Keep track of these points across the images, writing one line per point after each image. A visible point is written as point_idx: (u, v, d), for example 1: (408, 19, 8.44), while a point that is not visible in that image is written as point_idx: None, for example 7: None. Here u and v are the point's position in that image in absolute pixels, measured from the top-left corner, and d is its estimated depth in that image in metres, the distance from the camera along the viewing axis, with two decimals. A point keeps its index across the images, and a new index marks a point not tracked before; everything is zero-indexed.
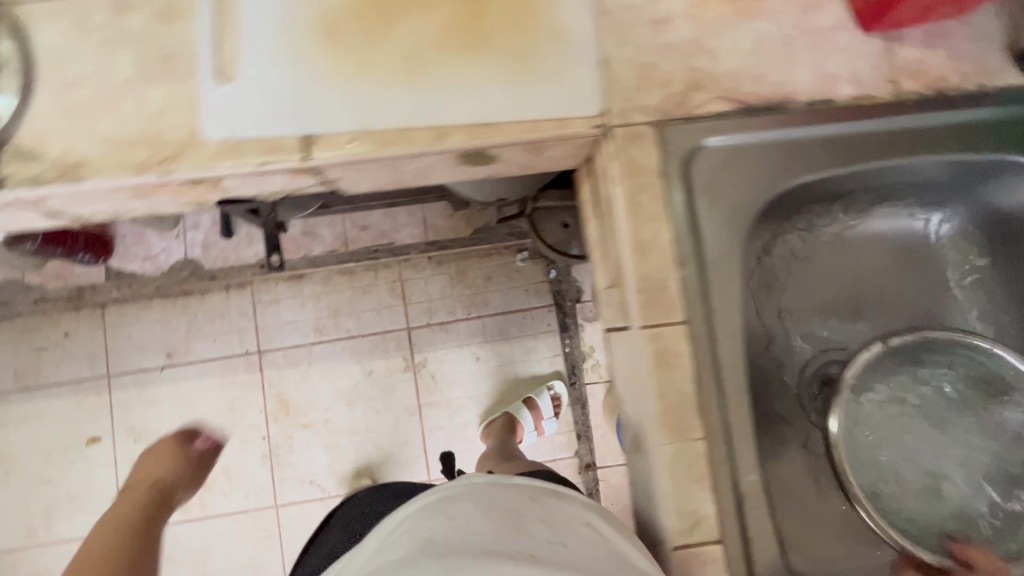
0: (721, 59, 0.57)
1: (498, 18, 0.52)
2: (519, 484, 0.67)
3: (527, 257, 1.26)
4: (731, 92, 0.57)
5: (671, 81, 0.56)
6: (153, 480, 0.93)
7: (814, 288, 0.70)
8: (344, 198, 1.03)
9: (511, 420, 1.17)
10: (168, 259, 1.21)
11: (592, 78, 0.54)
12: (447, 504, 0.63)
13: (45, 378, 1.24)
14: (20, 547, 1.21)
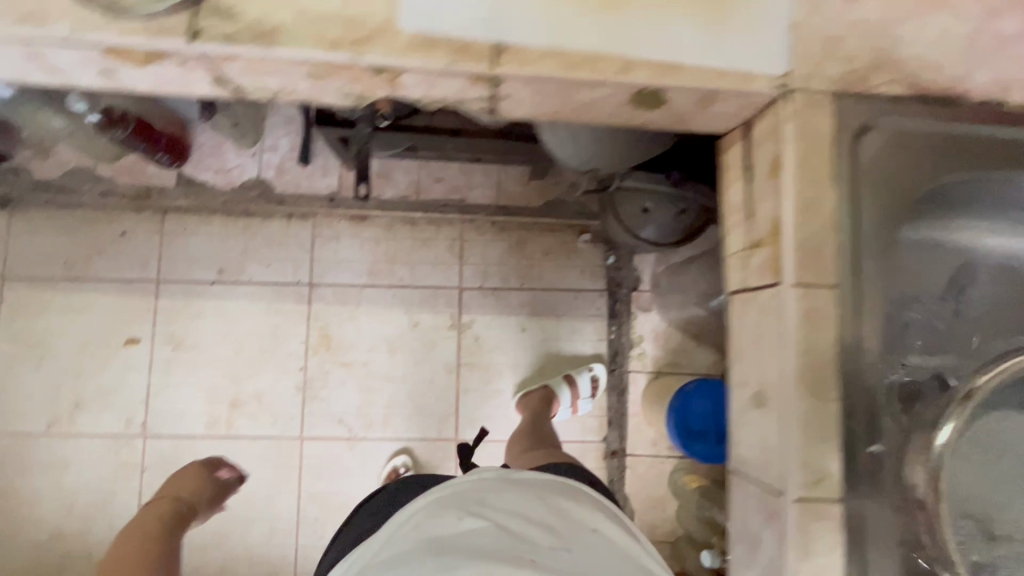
0: (908, 45, 0.58)
1: None
2: (528, 484, 0.66)
3: (589, 239, 1.26)
4: (898, 84, 0.58)
5: (857, 57, 0.57)
6: (174, 501, 0.89)
7: (924, 296, 0.61)
8: (434, 143, 1.03)
9: (548, 398, 1.16)
10: (240, 175, 1.21)
11: (773, 41, 0.56)
12: (453, 498, 0.63)
13: (96, 272, 1.24)
14: (42, 434, 1.20)
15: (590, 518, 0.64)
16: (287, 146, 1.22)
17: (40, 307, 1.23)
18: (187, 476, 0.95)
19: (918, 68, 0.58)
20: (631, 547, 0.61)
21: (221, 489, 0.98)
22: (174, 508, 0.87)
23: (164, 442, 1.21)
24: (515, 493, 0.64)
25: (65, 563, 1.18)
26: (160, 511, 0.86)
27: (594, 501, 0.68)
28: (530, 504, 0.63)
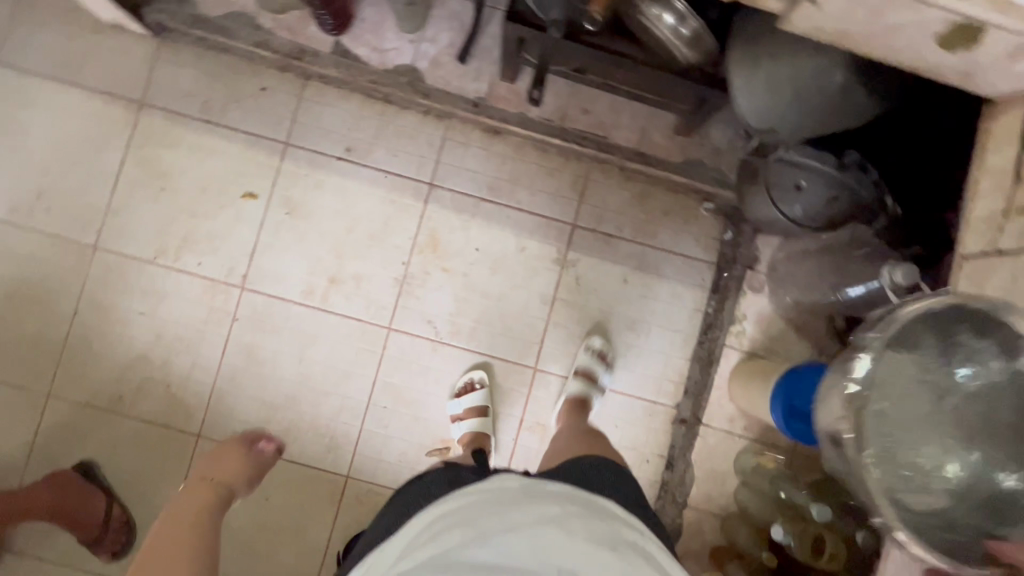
0: None
1: None
2: (547, 497, 0.69)
3: (712, 209, 1.24)
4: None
5: None
6: (214, 482, 0.89)
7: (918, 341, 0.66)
8: (606, 70, 1.02)
9: (577, 396, 1.18)
10: (395, 59, 1.22)
11: None
12: (467, 511, 0.67)
13: (229, 120, 1.25)
14: (146, 261, 1.24)
15: (606, 537, 0.65)
16: (446, 41, 1.22)
17: (170, 140, 1.25)
18: (223, 451, 0.98)
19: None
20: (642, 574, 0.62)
21: (259, 462, 1.00)
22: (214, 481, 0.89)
23: (257, 299, 1.24)
24: (529, 507, 0.66)
25: (144, 385, 1.23)
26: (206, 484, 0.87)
27: (615, 521, 0.69)
28: (546, 514, 0.65)
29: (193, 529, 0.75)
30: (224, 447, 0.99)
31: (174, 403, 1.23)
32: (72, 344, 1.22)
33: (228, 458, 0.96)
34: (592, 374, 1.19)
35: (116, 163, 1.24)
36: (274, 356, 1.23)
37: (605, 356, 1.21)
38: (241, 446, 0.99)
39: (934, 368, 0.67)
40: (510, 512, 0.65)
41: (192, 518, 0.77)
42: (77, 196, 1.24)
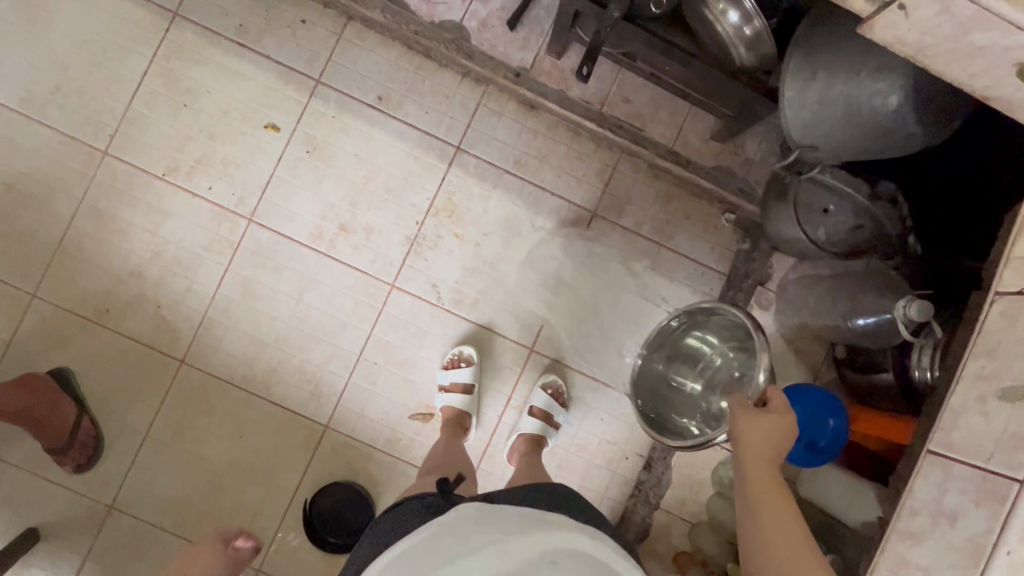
0: None
1: None
2: (493, 522, 0.69)
3: (732, 220, 1.23)
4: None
5: None
6: None
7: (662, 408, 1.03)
8: (657, 60, 1.00)
9: (534, 438, 1.17)
10: (444, 14, 1.19)
11: None
12: (409, 556, 0.67)
13: (263, 46, 1.21)
14: (156, 176, 1.20)
15: (548, 552, 0.64)
16: (498, 5, 1.19)
17: (198, 57, 1.21)
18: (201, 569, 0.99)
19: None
20: None
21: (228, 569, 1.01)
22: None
23: (264, 233, 1.21)
24: (470, 535, 0.67)
25: (131, 303, 1.19)
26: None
27: (564, 532, 0.68)
28: (485, 538, 0.65)
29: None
30: (202, 548, 1.02)
31: (162, 324, 1.20)
32: (67, 247, 1.19)
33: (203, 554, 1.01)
34: (549, 415, 1.18)
35: (140, 70, 1.20)
36: (271, 294, 1.21)
37: (561, 393, 1.20)
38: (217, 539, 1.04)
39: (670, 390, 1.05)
40: (450, 543, 0.66)
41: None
42: (94, 97, 1.20)
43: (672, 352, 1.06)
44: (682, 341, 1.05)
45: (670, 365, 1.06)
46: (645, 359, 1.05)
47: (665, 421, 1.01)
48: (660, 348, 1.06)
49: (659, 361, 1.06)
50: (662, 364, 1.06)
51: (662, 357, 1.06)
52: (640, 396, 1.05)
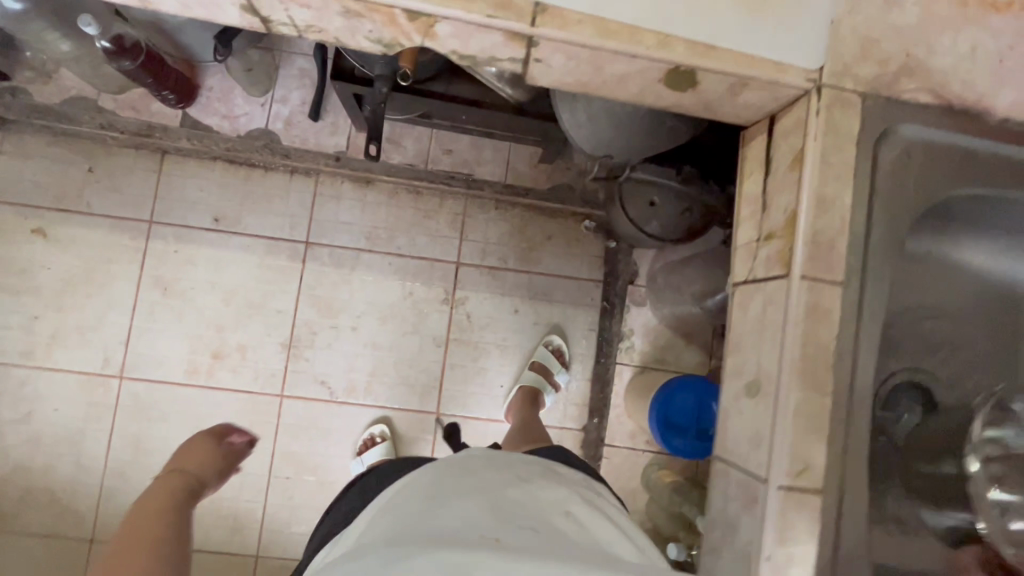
0: (965, 50, 0.50)
1: None
2: (506, 464, 0.67)
3: (591, 227, 1.25)
4: (931, 93, 0.50)
5: (904, 61, 0.49)
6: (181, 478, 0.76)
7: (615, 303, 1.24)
8: (447, 112, 1.01)
9: (530, 389, 1.17)
10: (247, 124, 1.19)
11: (830, 32, 0.49)
12: (427, 489, 0.61)
13: (86, 206, 1.20)
14: (14, 364, 1.17)
15: (562, 500, 0.63)
16: (298, 99, 1.20)
17: (24, 235, 1.19)
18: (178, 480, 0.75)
19: (954, 73, 0.50)
20: (599, 533, 0.60)
21: (229, 456, 0.85)
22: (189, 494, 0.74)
23: (140, 385, 1.19)
24: (493, 473, 0.64)
25: (26, 496, 1.16)
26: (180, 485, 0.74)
27: (571, 487, 0.67)
28: (504, 480, 0.63)
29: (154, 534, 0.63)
30: (190, 451, 0.83)
31: (63, 510, 1.16)
32: None
33: (192, 451, 0.82)
34: (547, 370, 1.19)
35: None
36: (164, 443, 1.18)
37: (562, 353, 1.21)
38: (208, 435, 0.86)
39: (622, 304, 1.24)
40: (473, 476, 0.63)
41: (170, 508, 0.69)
42: None
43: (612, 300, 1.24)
44: (613, 288, 1.24)
45: (613, 298, 1.24)
46: (616, 310, 1.24)
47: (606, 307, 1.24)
48: (609, 311, 1.24)
49: (612, 314, 1.24)
50: (617, 298, 1.24)
51: (615, 300, 1.24)
52: (610, 321, 1.24)
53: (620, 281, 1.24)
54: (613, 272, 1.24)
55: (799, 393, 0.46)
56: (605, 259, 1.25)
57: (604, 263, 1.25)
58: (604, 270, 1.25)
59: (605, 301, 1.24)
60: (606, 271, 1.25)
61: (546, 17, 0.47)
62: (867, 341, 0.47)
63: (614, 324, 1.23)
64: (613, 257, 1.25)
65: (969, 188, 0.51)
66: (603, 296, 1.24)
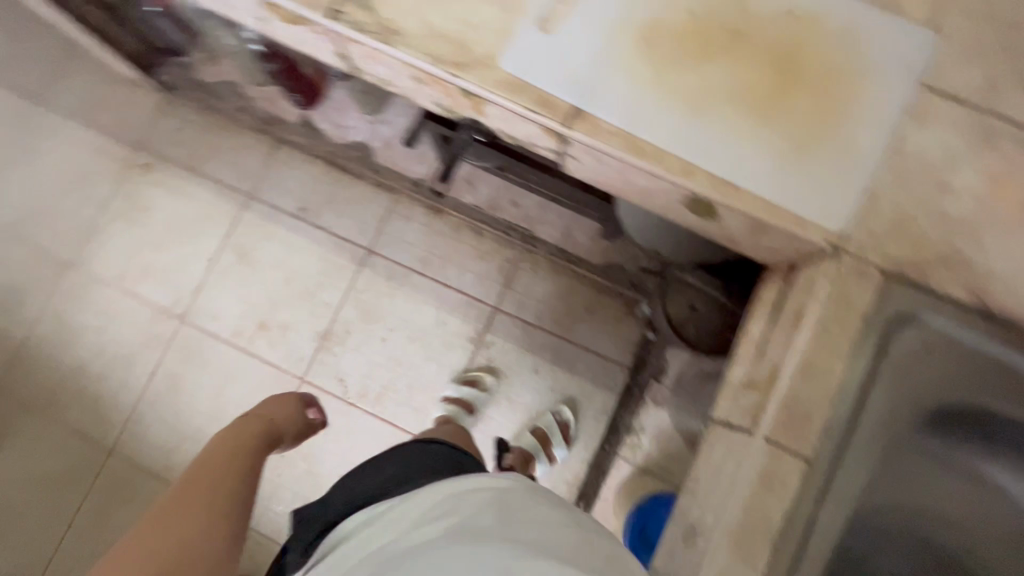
0: (998, 258, 0.49)
1: (809, 97, 0.49)
2: (561, 507, 0.58)
3: (632, 312, 1.24)
4: (951, 290, 0.48)
5: (930, 251, 0.48)
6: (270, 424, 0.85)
7: (633, 394, 1.21)
8: (519, 171, 1.08)
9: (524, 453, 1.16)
10: (352, 135, 1.33)
11: (860, 204, 0.49)
12: (478, 505, 0.54)
13: (207, 169, 1.39)
14: (108, 282, 1.36)
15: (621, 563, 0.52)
16: (400, 125, 1.33)
17: (153, 180, 1.40)
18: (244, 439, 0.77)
19: (986, 278, 0.48)
20: None
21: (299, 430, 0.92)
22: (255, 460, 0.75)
23: (194, 331, 1.33)
24: (545, 507, 0.56)
25: (76, 394, 1.32)
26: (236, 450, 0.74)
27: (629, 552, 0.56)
28: (558, 521, 0.54)
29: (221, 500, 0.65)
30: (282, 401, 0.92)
31: (99, 417, 1.31)
32: (27, 346, 1.35)
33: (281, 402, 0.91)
34: (548, 439, 1.17)
35: (106, 194, 1.40)
36: (195, 387, 1.31)
37: (566, 427, 1.19)
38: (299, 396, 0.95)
39: (641, 398, 1.21)
40: (525, 507, 0.55)
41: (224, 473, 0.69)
42: (66, 218, 1.40)
43: (631, 390, 1.21)
44: (635, 379, 1.22)
45: (631, 388, 1.21)
46: (631, 402, 1.21)
47: (624, 395, 1.21)
48: (624, 400, 1.21)
49: (626, 404, 1.21)
50: (636, 389, 1.21)
51: (634, 390, 1.21)
52: (622, 411, 1.21)
53: (644, 373, 1.21)
54: (640, 363, 1.22)
55: (723, 560, 0.47)
56: (636, 347, 1.23)
57: (634, 351, 1.23)
58: (632, 359, 1.23)
59: (624, 389, 1.22)
60: (633, 359, 1.23)
61: (581, 122, 0.50)
62: (813, 520, 0.48)
63: (626, 415, 1.21)
64: (643, 348, 1.22)
65: (968, 397, 0.51)
66: (623, 384, 1.22)
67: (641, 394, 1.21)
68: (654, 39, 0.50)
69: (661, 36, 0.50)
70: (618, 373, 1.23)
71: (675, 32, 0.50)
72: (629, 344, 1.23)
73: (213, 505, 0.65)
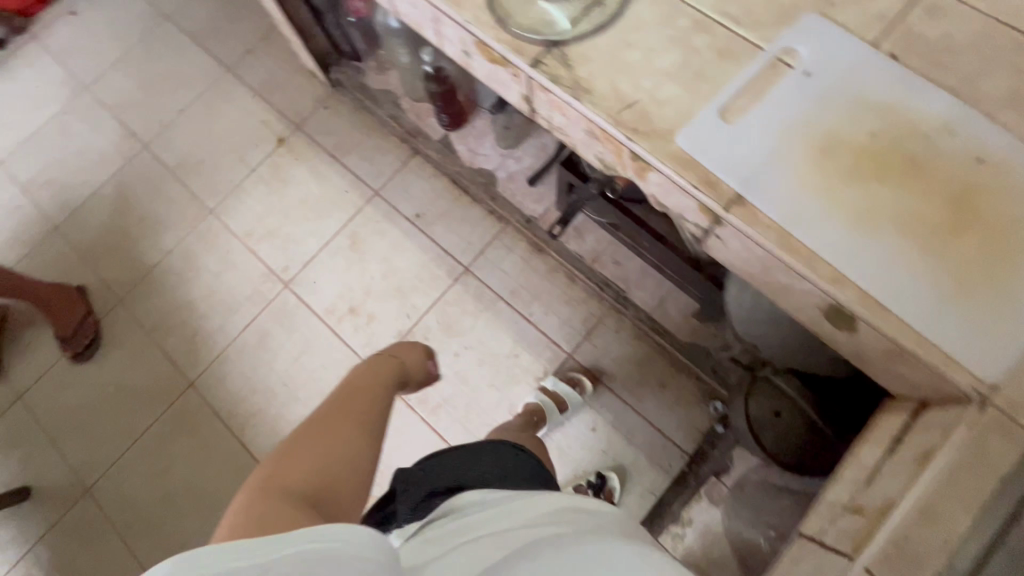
0: None
1: (982, 241, 0.49)
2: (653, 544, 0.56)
3: (705, 400, 1.21)
4: None
5: None
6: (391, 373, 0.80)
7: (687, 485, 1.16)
8: (633, 234, 1.11)
9: None
10: (482, 162, 1.43)
11: (1019, 360, 0.47)
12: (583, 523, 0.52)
13: (347, 161, 1.53)
14: (237, 235, 1.52)
15: None
16: (528, 163, 1.41)
17: (300, 159, 1.56)
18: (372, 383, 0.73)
19: None
20: None
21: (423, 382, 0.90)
22: (382, 405, 0.70)
23: (293, 298, 1.44)
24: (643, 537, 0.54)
25: (180, 324, 1.46)
26: (366, 394, 0.70)
27: None
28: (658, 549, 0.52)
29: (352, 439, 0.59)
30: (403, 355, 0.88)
31: (191, 350, 1.44)
32: (156, 271, 1.52)
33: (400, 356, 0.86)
34: None
35: (259, 160, 1.58)
36: (279, 348, 1.41)
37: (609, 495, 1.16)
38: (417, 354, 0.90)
39: (695, 490, 1.16)
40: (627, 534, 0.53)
41: (359, 417, 0.64)
42: (221, 172, 1.59)
43: (687, 480, 1.16)
44: (694, 469, 1.17)
45: (687, 477, 1.16)
46: (684, 492, 1.16)
47: (678, 483, 1.17)
48: (678, 487, 1.16)
49: (678, 493, 1.16)
50: (692, 481, 1.16)
51: (689, 481, 1.16)
52: (672, 498, 1.16)
53: (705, 466, 1.16)
54: (702, 455, 1.17)
55: None
56: (701, 437, 1.19)
57: (698, 440, 1.19)
58: (695, 448, 1.18)
59: (679, 476, 1.17)
60: (695, 449, 1.18)
61: (739, 208, 0.52)
62: None
63: (675, 503, 1.15)
64: (710, 441, 1.18)
65: None
66: (679, 471, 1.18)
67: (696, 487, 1.16)
68: (830, 152, 0.53)
69: (837, 151, 0.52)
70: (676, 457, 1.19)
71: (851, 150, 0.52)
72: (695, 432, 1.20)
73: (350, 446, 0.58)
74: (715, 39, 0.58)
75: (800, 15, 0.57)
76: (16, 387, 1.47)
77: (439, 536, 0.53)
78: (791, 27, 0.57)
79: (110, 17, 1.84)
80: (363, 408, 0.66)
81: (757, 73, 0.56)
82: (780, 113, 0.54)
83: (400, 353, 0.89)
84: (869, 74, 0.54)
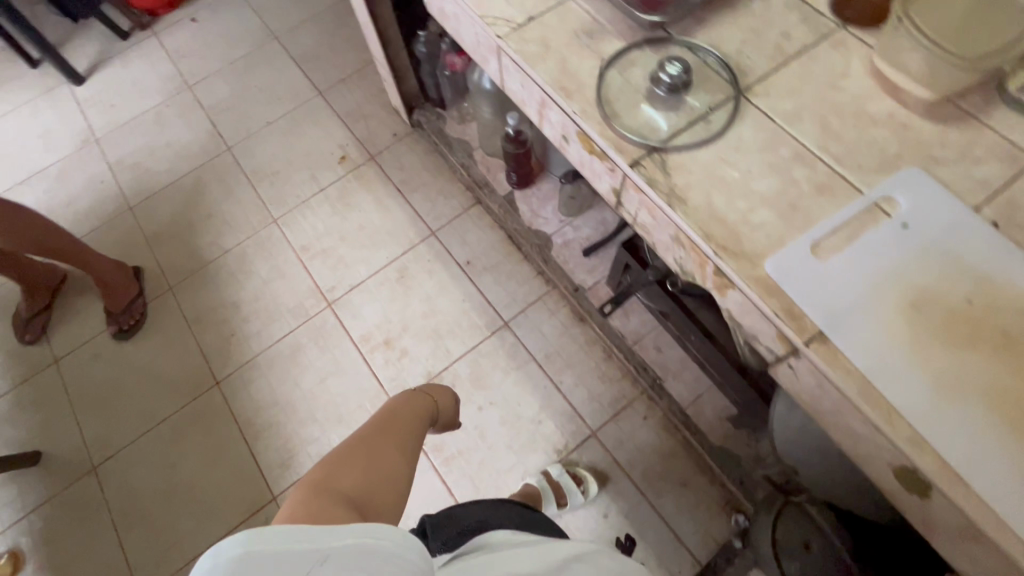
0: None
1: None
2: None
3: (725, 510, 1.16)
4: None
5: None
6: (429, 408, 0.84)
7: None
8: (683, 327, 1.10)
9: None
10: (541, 224, 1.47)
11: None
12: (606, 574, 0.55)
13: (411, 197, 1.59)
14: (294, 248, 1.57)
15: None
16: (585, 234, 1.44)
17: (368, 187, 1.63)
18: (413, 412, 0.77)
19: None
20: None
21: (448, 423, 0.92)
22: (418, 434, 0.74)
23: (332, 319, 1.47)
24: None
25: (220, 322, 1.50)
26: (407, 420, 0.74)
27: None
28: None
29: (391, 460, 0.63)
30: (440, 393, 0.91)
31: (225, 350, 1.47)
32: (210, 267, 1.58)
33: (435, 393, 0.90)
34: None
35: (329, 182, 1.66)
36: (308, 365, 1.42)
37: None
38: (450, 395, 0.93)
39: None
40: None
41: (399, 440, 0.68)
42: (292, 186, 1.67)
43: None
44: None
45: None
46: None
47: None
48: None
49: None
50: None
51: None
52: None
53: None
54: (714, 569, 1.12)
55: None
56: (716, 548, 1.14)
57: (712, 552, 1.14)
58: (707, 559, 1.13)
59: None
60: (708, 560, 1.13)
61: (821, 346, 0.52)
62: None
63: None
64: (724, 555, 1.12)
65: None
66: None
67: None
68: (919, 308, 0.52)
69: (928, 308, 0.52)
70: (687, 565, 1.13)
71: (942, 310, 0.52)
72: (710, 542, 1.14)
73: (388, 467, 0.62)
74: (815, 174, 0.59)
75: (903, 165, 0.58)
76: (53, 351, 1.52)
77: (474, 567, 0.51)
78: (893, 176, 0.58)
79: (225, 29, 2.00)
80: (402, 434, 0.70)
81: (853, 216, 0.56)
82: (873, 259, 0.54)
83: (435, 395, 0.91)
84: (968, 236, 0.54)
